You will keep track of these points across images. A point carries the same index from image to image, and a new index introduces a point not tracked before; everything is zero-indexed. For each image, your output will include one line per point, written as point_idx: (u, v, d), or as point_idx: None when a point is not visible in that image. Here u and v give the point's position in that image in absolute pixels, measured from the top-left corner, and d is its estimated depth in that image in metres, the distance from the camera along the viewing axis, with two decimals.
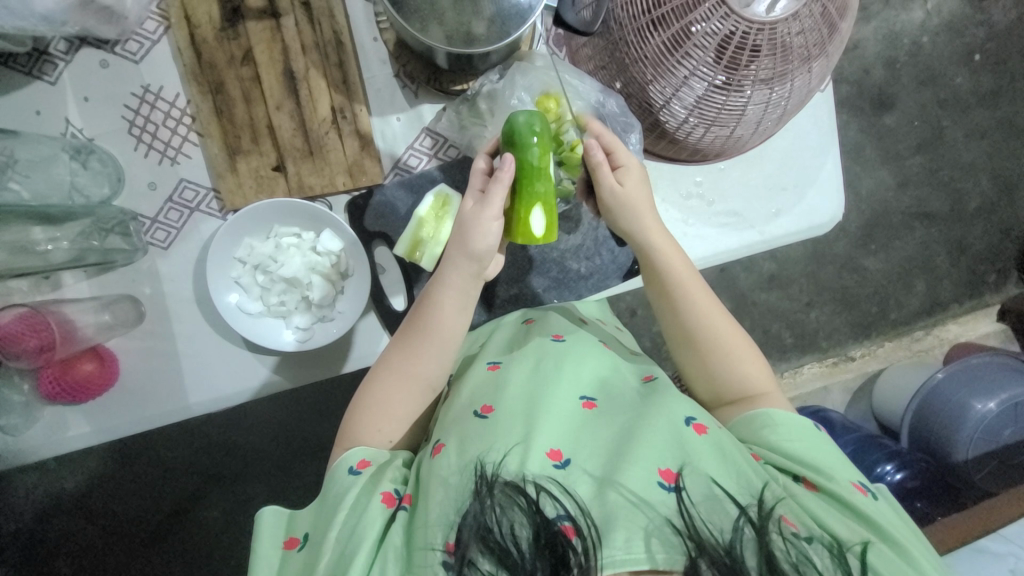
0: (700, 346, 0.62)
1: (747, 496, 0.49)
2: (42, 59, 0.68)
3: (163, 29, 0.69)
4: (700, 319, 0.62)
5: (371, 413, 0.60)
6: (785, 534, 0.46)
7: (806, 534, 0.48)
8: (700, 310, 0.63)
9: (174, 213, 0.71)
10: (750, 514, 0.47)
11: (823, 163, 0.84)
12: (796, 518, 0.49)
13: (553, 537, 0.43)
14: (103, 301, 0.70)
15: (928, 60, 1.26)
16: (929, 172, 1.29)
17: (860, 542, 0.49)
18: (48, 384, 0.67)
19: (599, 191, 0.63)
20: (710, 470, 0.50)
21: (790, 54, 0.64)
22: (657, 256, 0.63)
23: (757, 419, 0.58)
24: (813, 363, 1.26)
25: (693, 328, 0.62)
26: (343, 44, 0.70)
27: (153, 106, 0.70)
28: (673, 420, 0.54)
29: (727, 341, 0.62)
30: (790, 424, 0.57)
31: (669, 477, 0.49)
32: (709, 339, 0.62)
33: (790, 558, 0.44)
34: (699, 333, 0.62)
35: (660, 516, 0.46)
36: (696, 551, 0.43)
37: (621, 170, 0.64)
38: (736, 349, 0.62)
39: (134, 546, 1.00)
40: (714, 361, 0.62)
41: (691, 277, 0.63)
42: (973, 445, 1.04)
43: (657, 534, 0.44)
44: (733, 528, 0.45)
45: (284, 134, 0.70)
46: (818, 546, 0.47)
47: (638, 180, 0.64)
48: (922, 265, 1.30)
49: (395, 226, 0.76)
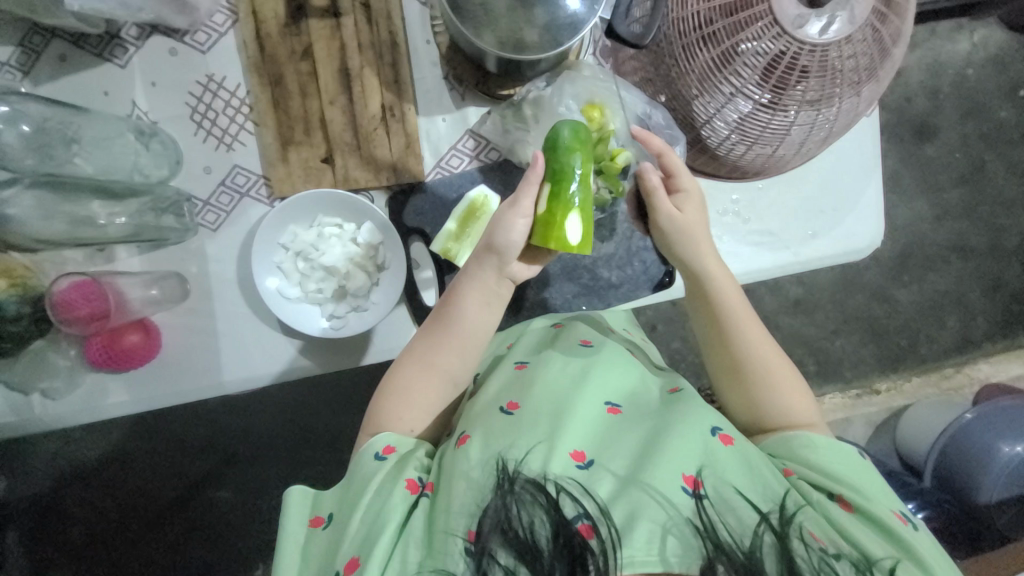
0: (746, 374, 0.62)
1: (770, 502, 0.49)
2: (115, 43, 0.72)
3: (231, 22, 0.73)
4: (747, 345, 0.62)
5: (396, 400, 0.61)
6: (808, 543, 0.46)
7: (834, 550, 0.46)
8: (748, 337, 0.63)
9: (224, 197, 0.74)
10: (771, 520, 0.47)
11: (864, 188, 0.84)
12: (823, 534, 0.48)
13: (570, 536, 0.44)
14: (152, 276, 0.73)
15: (973, 92, 1.24)
16: (968, 206, 1.26)
17: (890, 559, 0.48)
18: (96, 351, 0.70)
19: (654, 211, 0.65)
20: (731, 480, 0.49)
21: (839, 77, 0.64)
22: (711, 284, 0.64)
23: (795, 439, 0.57)
24: (835, 392, 1.24)
25: (739, 353, 0.62)
26: (398, 46, 0.73)
27: (215, 95, 0.74)
28: (699, 428, 0.53)
29: (773, 369, 0.62)
30: (830, 447, 0.56)
31: (691, 483, 0.48)
32: (755, 365, 0.62)
33: (812, 568, 0.44)
34: (744, 361, 0.62)
35: (681, 519, 0.45)
36: (713, 552, 0.43)
37: (680, 197, 0.66)
38: (783, 380, 0.62)
39: (148, 518, 1.03)
40: (758, 388, 0.61)
41: (741, 305, 0.64)
42: (1000, 488, 1.01)
43: (674, 534, 0.44)
44: (754, 534, 0.45)
45: (335, 128, 0.73)
46: (845, 563, 0.46)
47: (696, 209, 0.66)
48: (956, 300, 1.27)
49: (433, 223, 0.77)
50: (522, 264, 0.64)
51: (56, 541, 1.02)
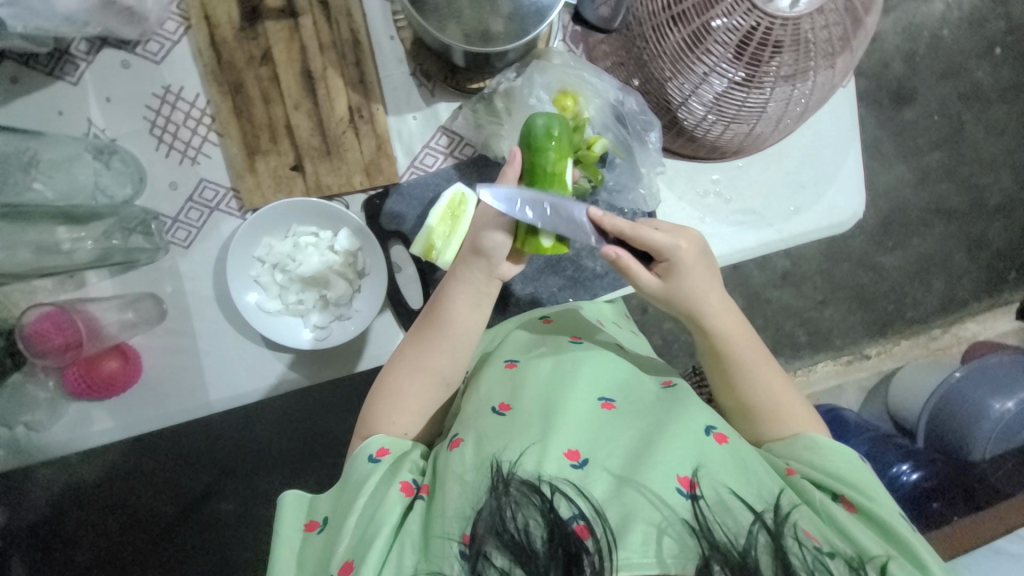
0: (750, 414, 0.61)
1: (764, 502, 0.49)
2: (63, 59, 0.69)
3: (183, 29, 0.70)
4: (750, 391, 0.61)
5: (385, 404, 0.60)
6: (803, 542, 0.46)
7: (828, 547, 0.47)
8: (754, 375, 0.61)
9: (194, 213, 0.72)
10: (765, 519, 0.46)
11: (844, 159, 0.83)
12: (816, 532, 0.48)
13: (566, 536, 0.43)
14: (126, 299, 0.71)
15: (949, 53, 1.23)
16: (948, 167, 1.27)
17: (884, 554, 0.49)
18: (73, 381, 0.69)
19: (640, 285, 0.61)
20: (725, 478, 0.50)
21: (813, 49, 0.63)
22: (714, 335, 0.62)
23: (797, 442, 0.58)
24: (827, 361, 1.25)
25: (742, 398, 0.62)
26: (360, 44, 0.71)
27: (174, 107, 0.71)
28: (693, 426, 0.53)
29: (778, 405, 0.61)
30: (834, 450, 0.57)
31: (686, 483, 0.48)
32: (759, 407, 0.61)
33: (806, 564, 0.43)
34: (754, 401, 0.61)
35: (677, 519, 0.45)
36: (709, 551, 0.43)
37: (665, 264, 0.60)
38: (790, 414, 0.60)
39: (151, 538, 1.02)
40: (764, 428, 0.61)
41: (747, 346, 0.62)
42: (990, 443, 1.04)
43: (670, 533, 0.44)
44: (748, 533, 0.45)
45: (302, 134, 0.71)
46: (839, 560, 0.46)
47: (685, 266, 0.60)
48: (940, 262, 1.28)
49: (412, 225, 0.76)
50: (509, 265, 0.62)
51: (58, 568, 1.01)
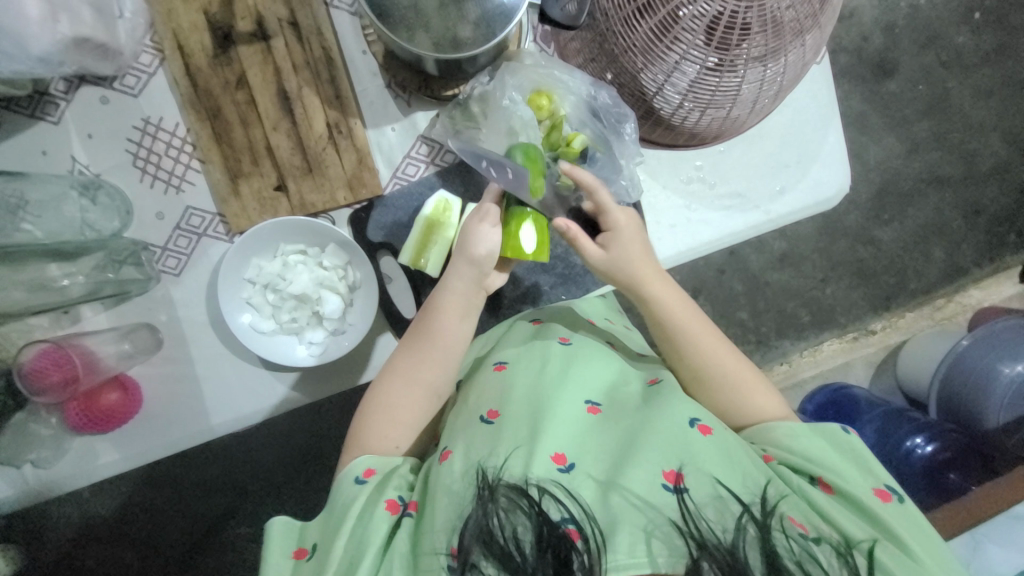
0: (710, 387, 0.61)
1: (751, 495, 0.48)
2: (44, 100, 0.70)
3: (158, 61, 0.71)
4: (707, 362, 0.61)
5: (377, 419, 0.60)
6: (788, 533, 0.45)
7: (814, 534, 0.47)
8: (705, 352, 0.62)
9: (182, 240, 0.73)
10: (753, 512, 0.46)
11: (825, 136, 0.83)
12: (805, 519, 0.48)
13: (554, 539, 0.43)
14: (122, 330, 0.72)
15: (928, 22, 1.23)
16: (938, 135, 1.26)
17: (869, 540, 0.48)
18: (75, 416, 0.69)
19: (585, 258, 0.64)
20: (713, 471, 0.49)
21: (782, 29, 0.63)
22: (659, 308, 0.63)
23: (775, 429, 0.57)
24: (833, 339, 1.24)
25: (700, 371, 0.62)
26: (333, 60, 0.71)
27: (155, 137, 0.72)
28: (677, 420, 0.53)
29: (737, 376, 0.61)
30: (808, 435, 0.56)
31: (671, 478, 0.48)
32: (718, 379, 0.61)
33: (793, 556, 0.43)
34: (707, 376, 0.61)
35: (664, 518, 0.45)
36: (697, 551, 0.42)
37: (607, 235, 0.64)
38: (748, 387, 0.61)
39: (169, 566, 1.03)
40: (725, 401, 0.61)
41: (696, 325, 0.63)
42: (1004, 410, 1.02)
43: (658, 535, 0.44)
44: (736, 528, 0.44)
45: (283, 154, 0.71)
46: (826, 546, 0.46)
47: (622, 236, 0.64)
48: (938, 231, 1.27)
49: (398, 235, 0.76)
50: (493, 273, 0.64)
51: None
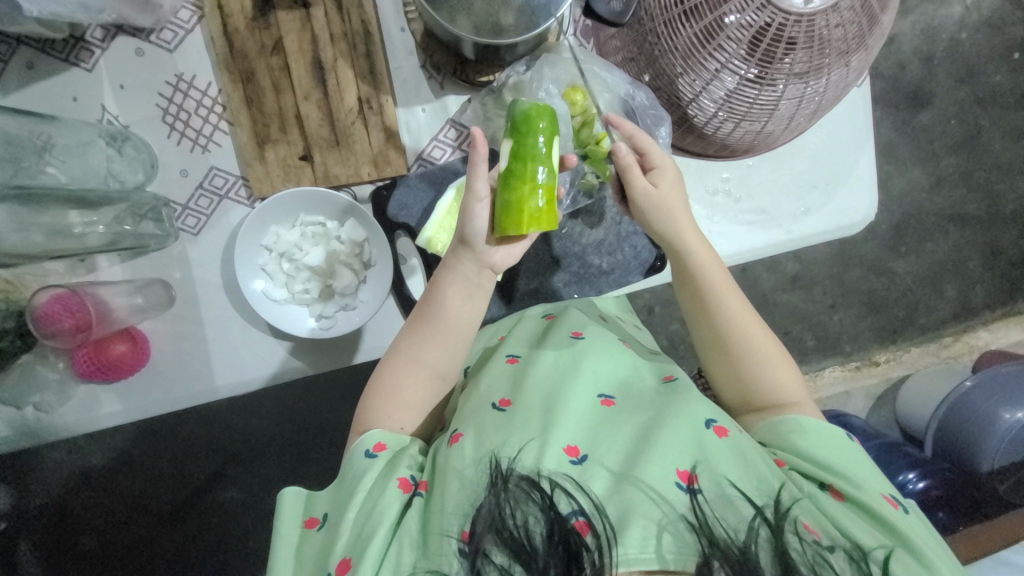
0: (733, 351, 0.61)
1: (764, 497, 0.48)
2: (79, 46, 0.69)
3: (196, 18, 0.70)
4: (733, 325, 0.61)
5: (384, 398, 0.60)
6: (803, 537, 0.45)
7: (828, 541, 0.46)
8: (735, 314, 0.62)
9: (204, 200, 0.73)
10: (766, 514, 0.46)
11: (857, 160, 0.82)
12: (818, 526, 0.47)
13: (566, 534, 0.42)
14: (136, 283, 0.72)
15: (966, 57, 1.21)
16: (964, 173, 1.24)
17: (881, 548, 0.47)
18: (83, 363, 0.69)
19: (628, 194, 0.63)
20: (726, 471, 0.49)
21: (827, 48, 0.62)
22: (699, 266, 0.63)
23: (783, 424, 0.57)
24: (835, 366, 1.23)
25: (725, 333, 0.61)
26: (371, 35, 0.71)
27: (186, 95, 0.71)
28: (693, 421, 0.53)
29: (760, 344, 0.61)
30: (820, 431, 0.56)
31: (685, 477, 0.48)
32: (742, 343, 0.61)
33: (807, 560, 0.42)
34: (739, 345, 0.61)
35: (676, 515, 0.45)
36: (708, 548, 0.42)
37: (654, 174, 0.63)
38: (770, 358, 0.61)
39: (157, 523, 1.04)
40: (747, 367, 0.61)
41: (733, 294, 0.63)
42: (999, 456, 1.02)
43: (669, 531, 0.43)
44: (748, 528, 0.44)
45: (311, 124, 0.71)
46: (840, 554, 0.45)
47: (672, 183, 0.63)
48: (954, 269, 1.26)
49: (418, 216, 0.76)
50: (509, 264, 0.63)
51: (66, 551, 1.02)
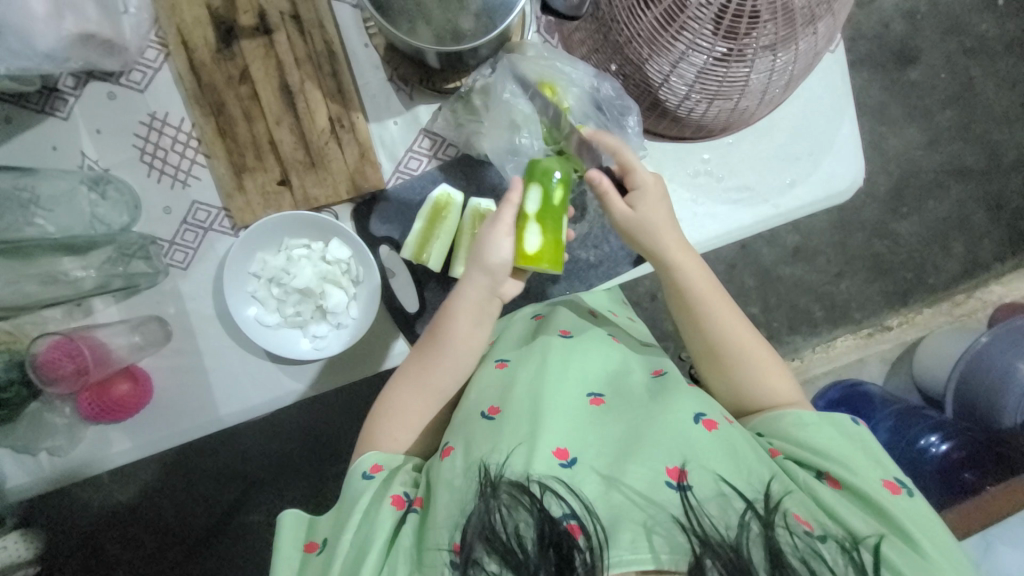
0: (723, 359, 0.61)
1: (755, 491, 0.48)
2: (53, 96, 0.71)
3: (163, 56, 0.72)
4: (721, 336, 0.61)
5: (383, 420, 0.61)
6: (794, 529, 0.45)
7: (820, 532, 0.46)
8: (723, 323, 0.61)
9: (189, 234, 0.74)
10: (756, 508, 0.46)
11: (838, 127, 0.80)
12: (810, 516, 0.47)
13: (556, 537, 0.42)
14: (133, 322, 0.73)
15: (950, 8, 1.18)
16: (960, 126, 1.22)
17: (874, 535, 0.47)
18: (88, 406, 0.70)
19: (608, 214, 0.64)
20: (716, 467, 0.49)
21: (793, 16, 0.61)
22: (681, 277, 0.62)
23: (782, 418, 0.56)
24: (846, 335, 1.22)
25: (714, 342, 0.61)
26: (335, 53, 0.71)
27: (161, 132, 0.72)
28: (683, 417, 0.52)
29: (750, 348, 0.61)
30: (820, 423, 0.55)
31: (674, 475, 0.48)
32: (731, 351, 0.61)
33: (797, 552, 0.43)
34: (734, 357, 0.60)
35: (665, 514, 0.44)
36: (700, 548, 0.42)
37: (636, 194, 0.63)
38: (759, 363, 0.60)
39: (186, 550, 1.05)
40: (739, 374, 0.60)
41: (730, 310, 0.62)
42: (1023, 410, 0.98)
43: (660, 531, 0.43)
44: (738, 524, 0.44)
45: (285, 148, 0.72)
46: (831, 544, 0.45)
47: (652, 202, 0.63)
48: (958, 225, 1.24)
49: (401, 228, 0.76)
50: (488, 269, 0.63)
51: None
